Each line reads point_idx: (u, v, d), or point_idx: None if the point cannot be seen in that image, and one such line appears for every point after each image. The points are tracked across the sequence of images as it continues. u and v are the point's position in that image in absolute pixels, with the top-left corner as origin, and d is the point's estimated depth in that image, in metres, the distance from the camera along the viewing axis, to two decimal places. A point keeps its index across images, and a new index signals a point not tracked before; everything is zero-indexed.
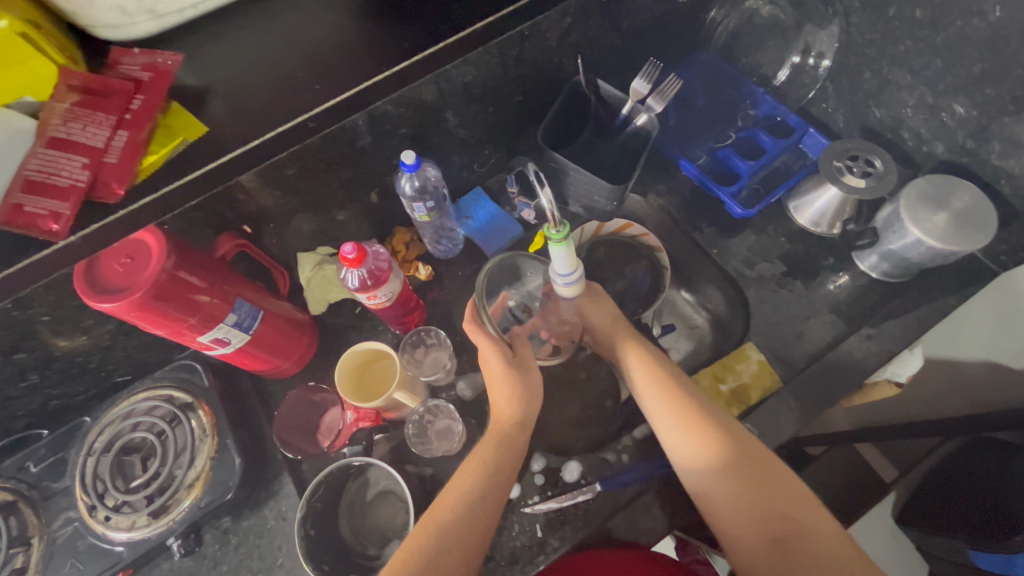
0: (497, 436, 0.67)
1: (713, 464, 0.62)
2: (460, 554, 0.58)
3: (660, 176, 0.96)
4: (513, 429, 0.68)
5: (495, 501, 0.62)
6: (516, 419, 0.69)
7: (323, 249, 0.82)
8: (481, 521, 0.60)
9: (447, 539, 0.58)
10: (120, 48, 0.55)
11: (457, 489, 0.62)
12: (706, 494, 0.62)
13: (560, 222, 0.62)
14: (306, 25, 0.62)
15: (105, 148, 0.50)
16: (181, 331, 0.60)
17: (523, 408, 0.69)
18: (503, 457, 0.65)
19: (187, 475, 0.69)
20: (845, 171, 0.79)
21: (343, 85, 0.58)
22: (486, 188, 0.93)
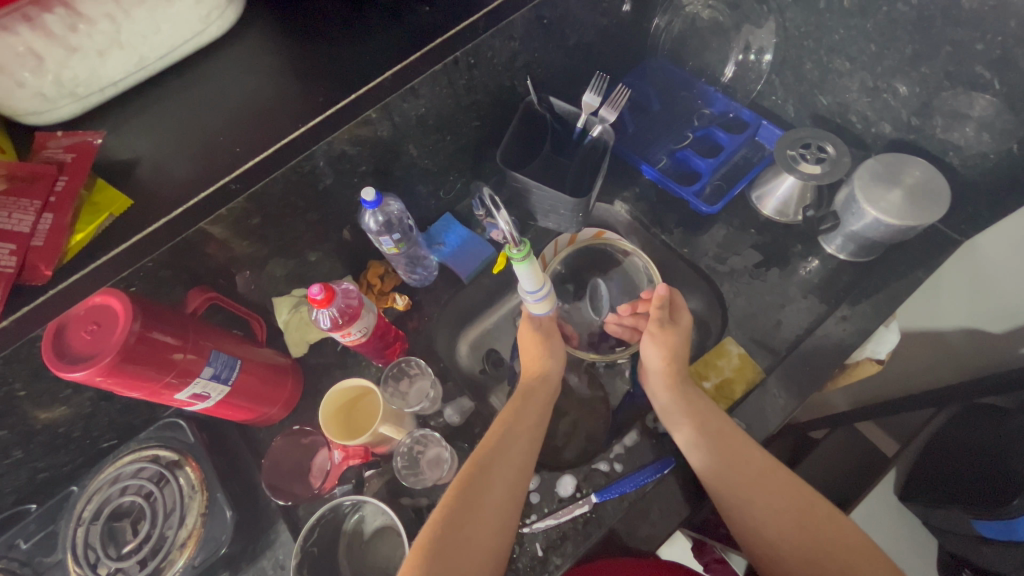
0: (523, 392, 0.72)
1: (737, 459, 0.64)
2: (504, 494, 0.62)
3: (626, 182, 0.98)
4: (536, 383, 0.73)
5: (523, 463, 0.65)
6: (541, 371, 0.74)
7: (298, 291, 0.83)
8: (520, 460, 0.65)
9: (489, 481, 0.62)
10: (41, 131, 0.56)
11: (491, 436, 0.66)
12: (734, 481, 0.63)
13: (520, 241, 0.63)
14: (255, 76, 0.64)
15: (31, 233, 0.50)
16: (158, 390, 0.60)
17: (549, 361, 0.75)
18: (531, 403, 0.71)
19: (180, 535, 0.68)
20: (800, 159, 0.81)
21: (273, 135, 0.59)
22: (456, 214, 0.94)
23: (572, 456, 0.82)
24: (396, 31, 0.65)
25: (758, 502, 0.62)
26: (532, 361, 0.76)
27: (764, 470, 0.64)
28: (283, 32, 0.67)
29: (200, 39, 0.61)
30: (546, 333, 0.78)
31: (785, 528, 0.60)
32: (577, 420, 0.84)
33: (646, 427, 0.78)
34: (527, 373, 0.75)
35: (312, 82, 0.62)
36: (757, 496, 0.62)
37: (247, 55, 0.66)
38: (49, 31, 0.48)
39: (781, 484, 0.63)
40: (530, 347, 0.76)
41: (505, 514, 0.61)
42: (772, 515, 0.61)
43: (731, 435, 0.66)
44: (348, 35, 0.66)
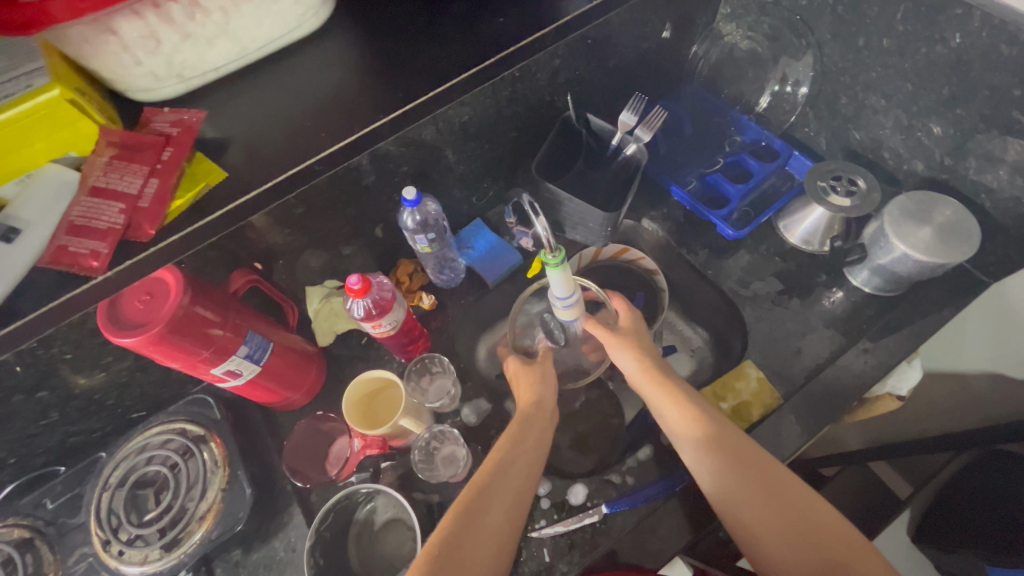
0: (520, 419, 0.72)
1: (738, 474, 0.64)
2: (503, 518, 0.62)
3: (654, 202, 0.99)
4: (533, 410, 0.73)
5: (521, 488, 0.65)
6: (538, 401, 0.74)
7: (330, 282, 0.86)
8: (520, 485, 0.65)
9: (485, 505, 0.62)
10: (150, 107, 0.60)
11: (491, 460, 0.67)
12: (732, 496, 0.63)
13: (556, 248, 0.67)
14: (317, 74, 0.67)
15: (138, 194, 0.54)
16: (196, 363, 0.62)
17: (541, 392, 0.75)
18: (531, 430, 0.70)
19: (199, 508, 0.70)
20: (830, 191, 0.82)
21: (335, 132, 0.62)
22: (486, 220, 0.97)
23: (584, 466, 0.82)
24: (467, 40, 0.69)
25: (772, 539, 0.60)
26: (528, 393, 0.76)
27: (776, 506, 0.61)
28: (343, 35, 0.71)
29: (289, 37, 0.65)
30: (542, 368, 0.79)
31: (787, 541, 0.59)
32: (590, 431, 0.85)
33: (660, 443, 0.78)
34: (522, 403, 0.75)
35: (372, 84, 0.66)
36: (768, 534, 0.60)
37: (310, 54, 0.69)
38: (170, 18, 0.52)
39: (782, 494, 0.62)
40: (525, 381, 0.77)
41: (504, 535, 0.61)
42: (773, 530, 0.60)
43: (729, 446, 0.66)
44: (406, 40, 0.70)
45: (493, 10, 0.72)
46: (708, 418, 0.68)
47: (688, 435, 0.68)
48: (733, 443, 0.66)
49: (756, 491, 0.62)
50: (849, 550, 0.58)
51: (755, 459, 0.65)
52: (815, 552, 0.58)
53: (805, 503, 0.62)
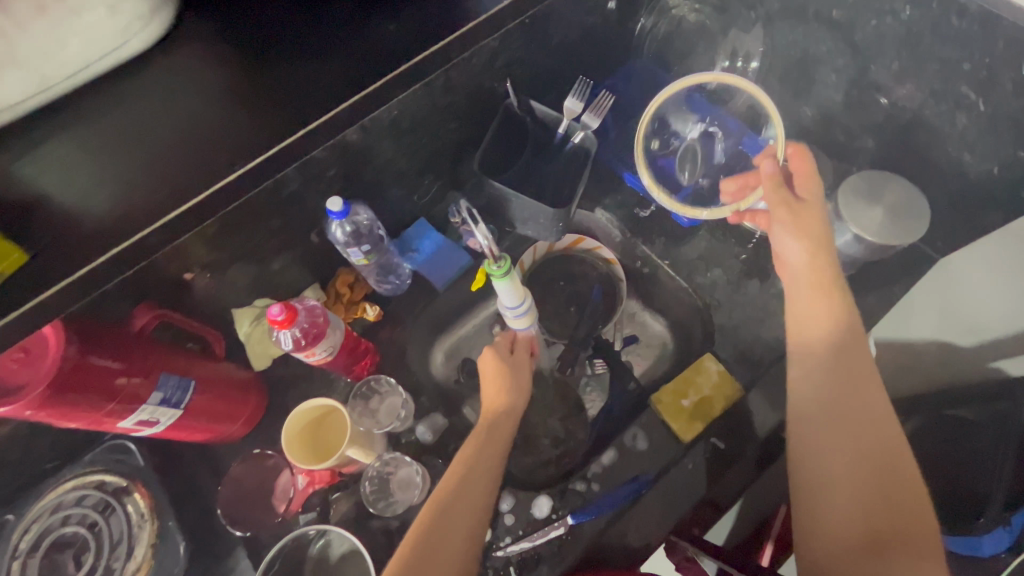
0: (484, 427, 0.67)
1: (850, 384, 0.59)
2: (464, 540, 0.58)
3: (608, 189, 0.95)
4: (502, 415, 0.68)
5: (483, 501, 0.61)
6: (504, 408, 0.69)
7: (261, 301, 0.78)
8: (480, 502, 0.60)
9: (447, 525, 0.58)
10: None
11: (451, 476, 0.62)
12: (831, 389, 0.59)
13: (500, 256, 0.63)
14: (167, 106, 0.57)
15: None
16: (98, 420, 0.55)
17: (510, 399, 0.69)
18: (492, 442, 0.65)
19: (128, 568, 0.63)
20: None
21: (204, 176, 0.53)
22: (431, 218, 0.89)
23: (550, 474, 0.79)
24: (353, 51, 0.60)
25: (840, 458, 0.56)
26: (496, 397, 0.69)
27: (868, 435, 0.56)
28: (205, 50, 0.61)
29: (112, 59, 0.56)
30: (519, 366, 0.72)
31: (855, 458, 0.55)
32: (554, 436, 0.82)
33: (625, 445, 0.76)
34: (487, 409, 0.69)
35: (239, 114, 0.57)
36: (842, 439, 0.56)
37: (155, 80, 0.59)
38: None
39: (885, 436, 0.56)
40: (502, 378, 0.70)
41: (466, 556, 0.57)
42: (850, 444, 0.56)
43: (858, 364, 0.60)
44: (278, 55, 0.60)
45: (379, 14, 0.62)
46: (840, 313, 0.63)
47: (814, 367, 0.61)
48: (849, 393, 0.58)
49: (852, 450, 0.56)
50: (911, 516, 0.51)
51: (879, 434, 0.56)
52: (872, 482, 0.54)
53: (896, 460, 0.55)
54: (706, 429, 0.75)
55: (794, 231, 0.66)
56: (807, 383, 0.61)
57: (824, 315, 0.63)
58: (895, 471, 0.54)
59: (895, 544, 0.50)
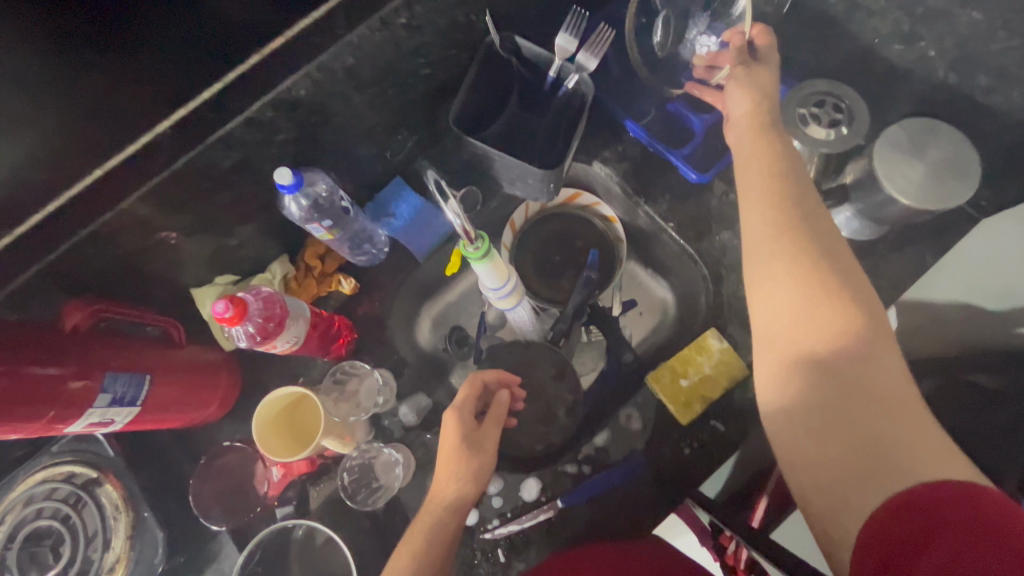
0: (428, 522, 0.56)
1: (796, 251, 0.50)
2: None
3: (608, 139, 0.83)
4: (445, 514, 0.56)
5: None
6: (453, 500, 0.57)
7: (223, 279, 0.72)
8: None
9: None
10: None
11: None
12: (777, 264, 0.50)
13: (477, 236, 0.54)
14: None
15: None
16: (40, 429, 0.50)
17: (464, 490, 0.57)
18: (437, 541, 0.55)
19: (107, 558, 0.62)
20: (810, 120, 0.68)
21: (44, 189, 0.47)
22: (407, 177, 0.80)
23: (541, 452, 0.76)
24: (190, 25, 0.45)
25: (797, 344, 0.47)
26: (445, 480, 0.58)
27: (825, 306, 0.46)
28: None
29: None
30: (482, 442, 0.59)
31: (807, 343, 0.46)
32: None
33: (619, 425, 0.72)
34: (435, 496, 0.57)
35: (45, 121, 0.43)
36: (794, 321, 0.47)
37: None
38: None
39: (845, 303, 0.46)
40: (453, 456, 0.58)
41: None
42: (804, 325, 0.47)
43: (795, 218, 0.52)
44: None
45: None
46: (787, 184, 0.55)
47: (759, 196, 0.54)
48: (797, 226, 0.51)
49: (798, 280, 0.48)
50: (886, 395, 0.42)
51: (839, 304, 0.46)
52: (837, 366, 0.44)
53: (862, 326, 0.45)
54: (705, 409, 0.70)
55: (745, 84, 0.61)
56: (754, 222, 0.53)
57: (770, 154, 0.57)
58: (847, 294, 0.47)
59: (855, 362, 0.44)
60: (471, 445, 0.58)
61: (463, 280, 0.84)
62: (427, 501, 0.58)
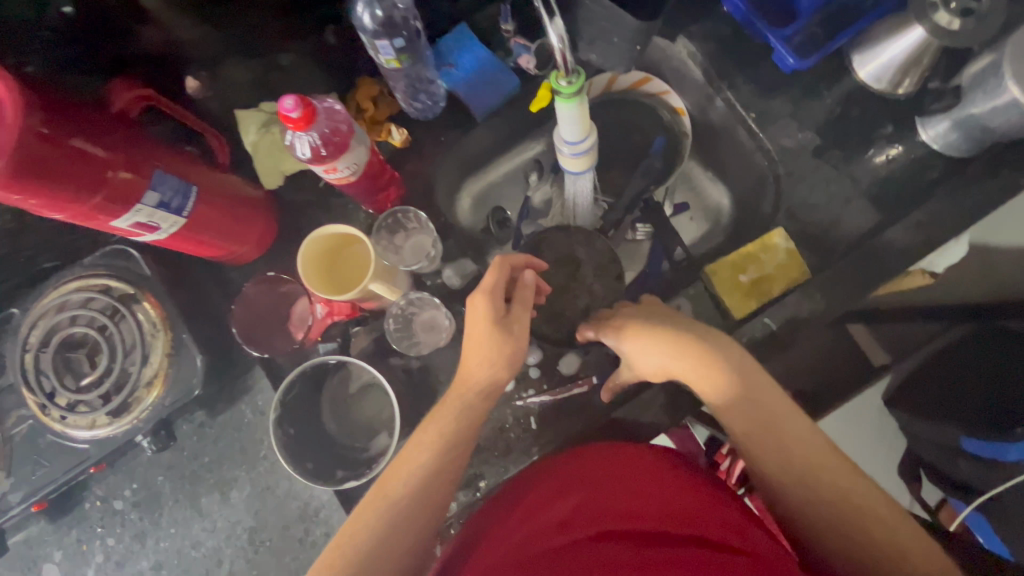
0: (452, 404, 0.54)
1: (769, 422, 0.52)
2: (415, 537, 0.48)
3: (696, 13, 0.76)
4: (475, 396, 0.55)
5: (439, 496, 0.51)
6: (485, 381, 0.55)
7: (267, 106, 0.65)
8: (436, 497, 0.51)
9: (401, 518, 0.48)
10: None
11: (402, 471, 0.51)
12: (754, 442, 0.52)
13: (574, 70, 0.49)
14: None
15: None
16: (84, 215, 0.46)
17: (497, 372, 0.55)
18: (458, 429, 0.53)
19: (145, 373, 0.61)
20: (939, 7, 0.61)
21: None
22: (473, 26, 0.72)
23: None
24: None
25: (807, 519, 0.49)
26: (477, 361, 0.55)
27: (810, 477, 0.49)
28: None
29: None
30: (511, 325, 0.55)
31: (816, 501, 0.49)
32: None
33: None
34: (464, 381, 0.55)
35: None
36: (797, 493, 0.50)
37: None
38: None
39: (827, 462, 0.50)
40: (483, 339, 0.54)
41: (422, 539, 0.49)
42: (805, 496, 0.49)
43: (770, 396, 0.53)
44: None
45: None
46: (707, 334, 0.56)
47: (691, 362, 0.54)
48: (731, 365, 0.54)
49: (771, 441, 0.51)
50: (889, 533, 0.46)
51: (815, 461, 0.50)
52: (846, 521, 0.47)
53: (844, 477, 0.49)
54: (757, 307, 0.69)
55: None
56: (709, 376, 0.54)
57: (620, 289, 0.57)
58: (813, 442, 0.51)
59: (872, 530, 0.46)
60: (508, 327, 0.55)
61: (516, 153, 0.78)
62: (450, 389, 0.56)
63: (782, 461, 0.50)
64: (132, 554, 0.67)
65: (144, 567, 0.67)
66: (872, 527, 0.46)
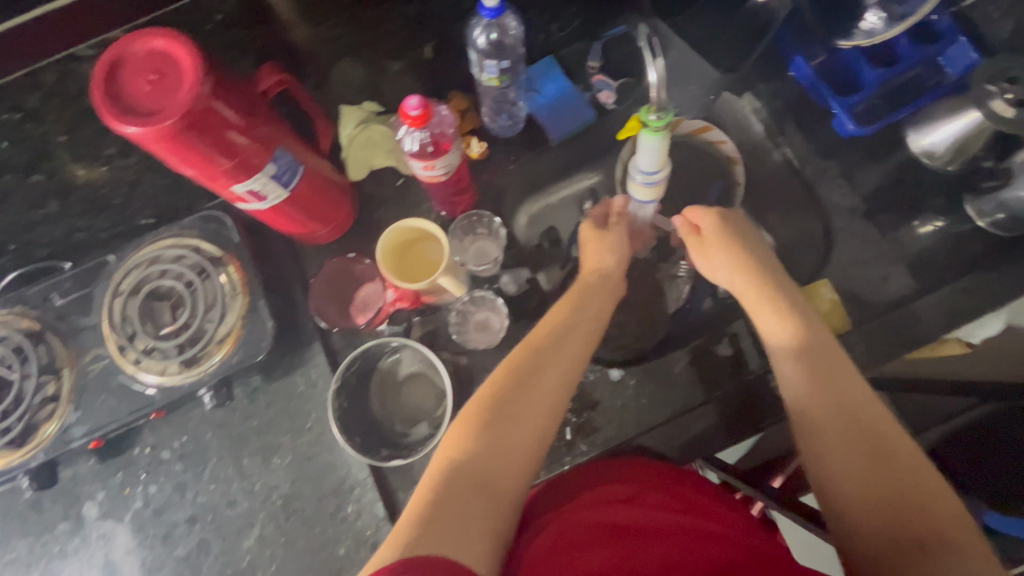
0: (580, 284, 0.64)
1: (831, 380, 0.54)
2: (560, 383, 0.55)
3: (762, 75, 0.83)
4: (597, 280, 0.65)
5: (583, 352, 0.58)
6: (600, 267, 0.66)
7: (368, 105, 0.73)
8: (576, 357, 0.58)
9: (543, 364, 0.56)
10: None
11: (547, 325, 0.59)
12: (812, 400, 0.53)
13: (664, 108, 0.53)
14: None
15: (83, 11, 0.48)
16: (215, 175, 0.52)
17: (612, 259, 0.66)
18: (592, 301, 0.62)
19: (220, 330, 0.66)
20: (997, 96, 0.65)
21: None
22: (559, 59, 0.78)
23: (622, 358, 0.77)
24: None
25: (845, 476, 0.50)
26: (590, 257, 0.67)
27: (861, 438, 0.50)
28: None
29: None
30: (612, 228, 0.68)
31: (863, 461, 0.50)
32: (639, 323, 0.78)
33: (708, 347, 0.72)
34: (584, 268, 0.66)
35: None
36: (841, 450, 0.51)
37: None
38: None
39: (880, 432, 0.51)
40: (587, 243, 0.68)
41: (561, 395, 0.55)
42: (850, 456, 0.50)
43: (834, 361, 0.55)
44: None
45: None
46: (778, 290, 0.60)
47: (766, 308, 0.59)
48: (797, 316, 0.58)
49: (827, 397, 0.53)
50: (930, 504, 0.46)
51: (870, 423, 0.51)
52: (886, 485, 0.48)
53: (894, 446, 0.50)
54: None
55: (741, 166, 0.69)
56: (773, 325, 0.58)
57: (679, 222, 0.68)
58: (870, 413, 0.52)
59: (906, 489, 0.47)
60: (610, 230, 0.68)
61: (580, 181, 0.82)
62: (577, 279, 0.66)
63: (838, 422, 0.52)
64: (171, 505, 0.68)
65: (178, 519, 0.68)
66: (894, 457, 0.49)
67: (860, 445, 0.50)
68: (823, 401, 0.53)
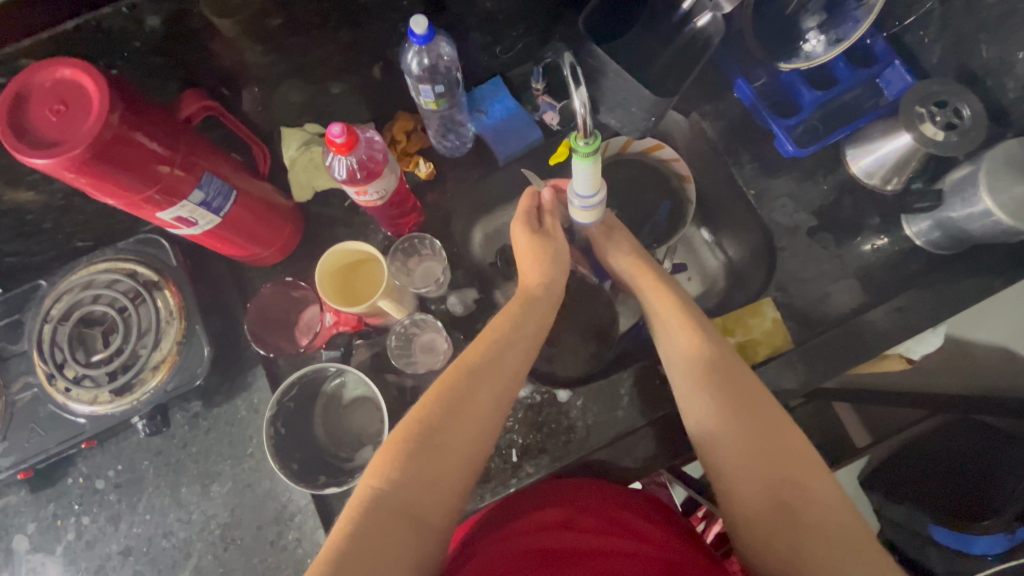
0: (524, 299, 0.62)
1: (736, 401, 0.53)
2: (489, 406, 0.54)
3: (708, 95, 0.84)
4: (539, 295, 0.63)
5: (514, 373, 0.57)
6: (544, 284, 0.64)
7: (311, 127, 0.73)
8: (507, 381, 0.56)
9: (474, 388, 0.54)
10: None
11: (481, 344, 0.58)
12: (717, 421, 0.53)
13: (592, 133, 0.53)
14: None
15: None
16: (137, 204, 0.51)
17: (550, 274, 0.64)
18: (532, 318, 0.61)
19: (153, 356, 0.64)
20: (927, 119, 0.67)
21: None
22: (507, 80, 0.79)
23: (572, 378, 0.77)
24: None
25: (748, 498, 0.50)
26: (531, 272, 0.65)
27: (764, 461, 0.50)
28: None
29: None
30: (550, 236, 0.67)
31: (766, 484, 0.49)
32: None
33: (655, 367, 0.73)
34: (525, 284, 0.64)
35: None
36: (745, 474, 0.50)
37: None
38: None
39: (785, 454, 0.50)
40: (525, 252, 0.66)
41: (491, 417, 0.54)
42: (754, 479, 0.50)
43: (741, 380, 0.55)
44: None
45: None
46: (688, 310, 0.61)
47: (670, 321, 0.61)
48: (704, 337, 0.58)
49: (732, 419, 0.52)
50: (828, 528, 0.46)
51: (775, 445, 0.50)
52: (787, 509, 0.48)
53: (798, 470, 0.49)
54: None
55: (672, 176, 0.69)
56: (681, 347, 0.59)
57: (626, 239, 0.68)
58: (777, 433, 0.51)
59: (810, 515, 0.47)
60: (542, 236, 0.67)
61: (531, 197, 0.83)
62: (520, 294, 0.64)
63: (741, 445, 0.51)
64: (103, 537, 0.67)
65: (111, 551, 0.66)
66: (798, 481, 0.48)
67: (765, 465, 0.50)
68: (727, 423, 0.52)
